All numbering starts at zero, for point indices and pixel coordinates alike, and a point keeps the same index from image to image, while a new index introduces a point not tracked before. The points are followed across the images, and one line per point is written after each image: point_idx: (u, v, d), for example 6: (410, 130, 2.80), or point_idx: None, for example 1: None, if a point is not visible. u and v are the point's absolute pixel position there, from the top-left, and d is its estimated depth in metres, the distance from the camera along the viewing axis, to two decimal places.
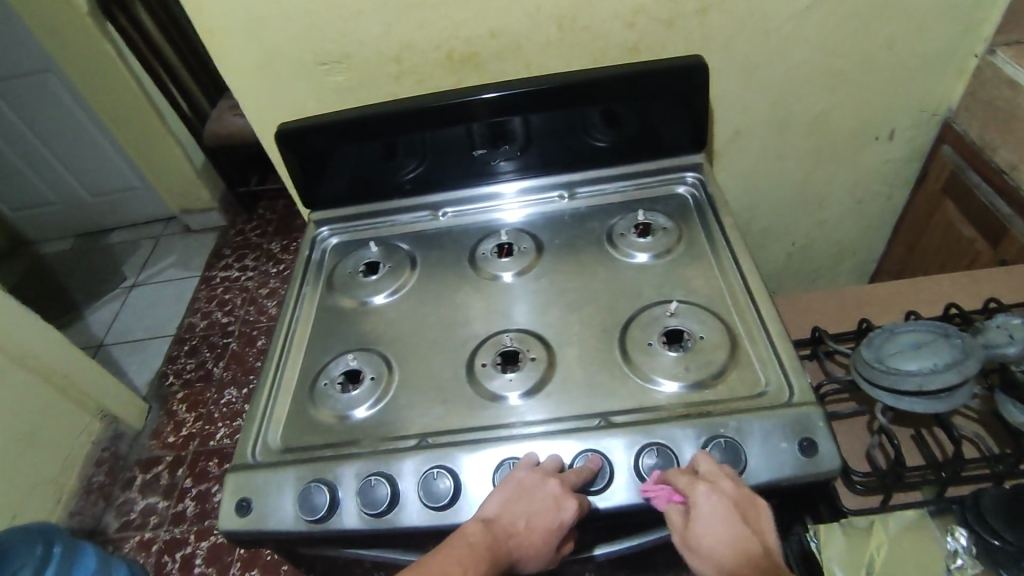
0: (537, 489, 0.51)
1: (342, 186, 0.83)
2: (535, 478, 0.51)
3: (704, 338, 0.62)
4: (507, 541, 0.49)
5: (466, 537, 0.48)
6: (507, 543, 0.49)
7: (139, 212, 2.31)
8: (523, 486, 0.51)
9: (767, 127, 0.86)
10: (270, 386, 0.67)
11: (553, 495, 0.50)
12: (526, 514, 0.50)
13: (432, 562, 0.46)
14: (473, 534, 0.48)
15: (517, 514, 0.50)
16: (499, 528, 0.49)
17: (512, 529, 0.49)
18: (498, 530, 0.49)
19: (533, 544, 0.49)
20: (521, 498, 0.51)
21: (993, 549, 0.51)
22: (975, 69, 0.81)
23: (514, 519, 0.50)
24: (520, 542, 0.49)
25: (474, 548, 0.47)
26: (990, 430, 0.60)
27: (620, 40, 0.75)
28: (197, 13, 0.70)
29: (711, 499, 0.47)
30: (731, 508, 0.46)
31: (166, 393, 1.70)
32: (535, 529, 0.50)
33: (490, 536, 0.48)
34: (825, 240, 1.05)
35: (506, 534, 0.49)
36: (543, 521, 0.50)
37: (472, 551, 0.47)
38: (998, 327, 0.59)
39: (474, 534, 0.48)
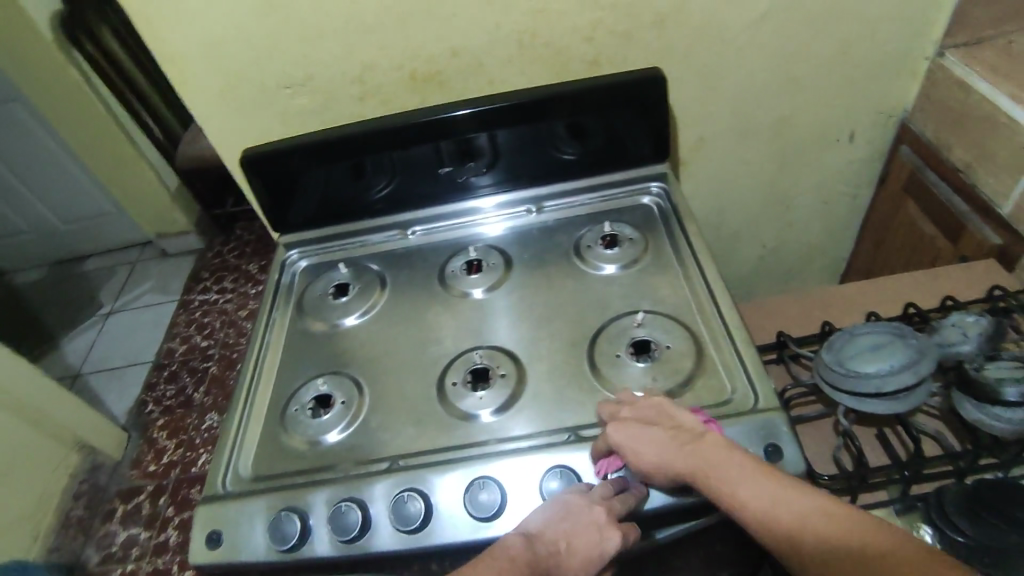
0: (582, 515, 0.48)
1: (311, 208, 0.83)
2: (581, 504, 0.49)
3: (670, 347, 0.63)
4: (547, 559, 0.45)
5: (507, 550, 0.44)
6: (548, 562, 0.45)
7: (114, 238, 2.29)
8: (568, 509, 0.49)
9: (730, 134, 0.88)
10: (240, 413, 0.66)
11: (596, 523, 0.47)
12: (567, 535, 0.47)
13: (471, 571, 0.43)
14: (513, 546, 0.45)
15: (557, 534, 0.47)
16: (539, 545, 0.46)
17: (551, 549, 0.46)
18: (538, 548, 0.46)
19: (573, 568, 0.46)
20: (563, 519, 0.48)
21: (958, 546, 0.52)
22: (927, 71, 0.83)
23: (554, 539, 0.47)
24: (560, 563, 0.45)
25: (513, 560, 0.44)
26: (951, 427, 0.61)
27: (580, 55, 0.76)
28: (155, 42, 0.70)
29: (628, 426, 0.51)
30: (651, 424, 0.50)
31: (146, 421, 1.68)
32: (576, 554, 0.46)
33: (530, 551, 0.45)
34: (793, 242, 1.07)
35: (547, 552, 0.46)
36: (584, 549, 0.46)
37: (513, 563, 0.43)
38: (954, 325, 0.62)
39: (515, 548, 0.45)
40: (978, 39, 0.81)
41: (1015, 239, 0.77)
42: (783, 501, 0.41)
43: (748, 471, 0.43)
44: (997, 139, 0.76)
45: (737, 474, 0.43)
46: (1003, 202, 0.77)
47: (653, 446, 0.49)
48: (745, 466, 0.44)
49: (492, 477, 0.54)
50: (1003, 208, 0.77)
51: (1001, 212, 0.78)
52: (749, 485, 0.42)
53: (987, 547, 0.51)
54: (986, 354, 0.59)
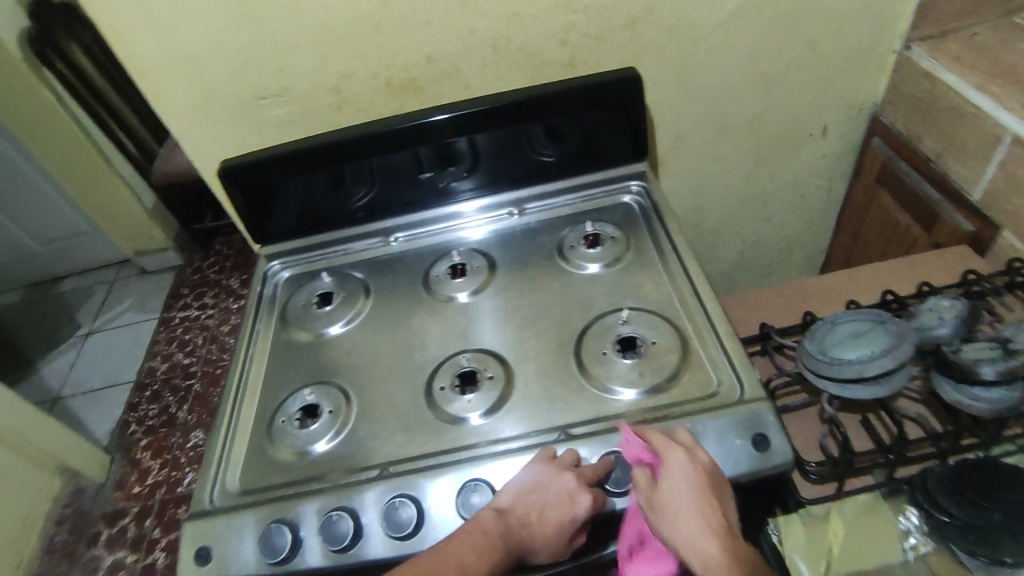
0: (552, 484, 0.51)
1: (291, 218, 0.82)
2: (549, 472, 0.52)
3: (656, 342, 0.63)
4: (520, 532, 0.49)
5: (480, 525, 0.49)
6: (521, 530, 0.50)
7: (90, 257, 2.25)
8: (538, 479, 0.52)
9: (706, 131, 0.89)
10: (226, 426, 0.65)
11: (566, 491, 0.50)
12: (538, 506, 0.50)
13: (448, 549, 0.48)
14: (486, 522, 0.49)
15: (530, 505, 0.51)
16: (511, 518, 0.50)
17: (524, 520, 0.50)
18: (510, 520, 0.50)
19: (545, 534, 0.50)
20: (535, 490, 0.51)
21: (943, 526, 0.53)
22: (895, 64, 0.85)
23: (527, 510, 0.51)
24: (533, 532, 0.50)
25: (486, 535, 0.48)
26: (932, 410, 0.62)
27: (556, 57, 0.76)
28: (127, 54, 0.69)
29: (680, 465, 0.49)
30: (704, 484, 0.48)
31: (129, 441, 1.64)
32: (548, 521, 0.50)
33: (503, 525, 0.49)
34: (772, 236, 1.08)
35: (519, 525, 0.50)
36: (554, 515, 0.50)
37: (486, 537, 0.48)
38: (931, 310, 0.64)
39: (488, 522, 0.49)
40: (942, 31, 0.83)
41: (985, 225, 0.79)
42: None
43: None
44: (965, 128, 0.77)
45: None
46: (973, 189, 0.79)
47: (684, 504, 0.47)
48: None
49: (483, 479, 0.54)
50: (973, 195, 0.79)
51: (971, 199, 0.80)
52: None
53: (971, 525, 0.52)
54: (961, 336, 0.60)
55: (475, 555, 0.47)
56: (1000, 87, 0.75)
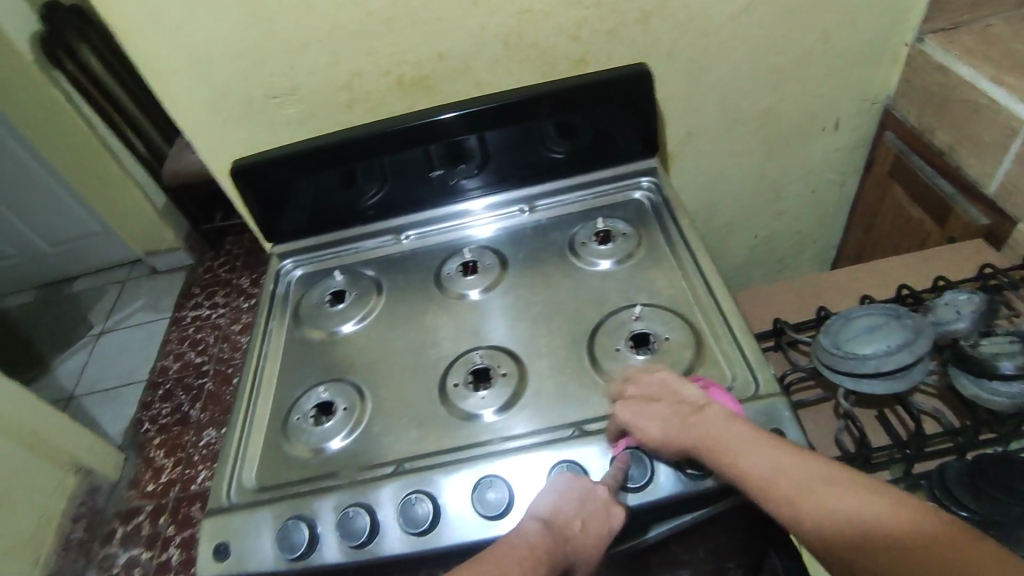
0: (589, 496, 0.50)
1: (302, 217, 0.83)
2: (586, 483, 0.50)
3: (670, 338, 0.63)
4: (565, 543, 0.46)
5: (525, 539, 0.45)
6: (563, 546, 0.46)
7: (102, 258, 2.27)
8: (574, 489, 0.50)
9: (717, 126, 0.88)
10: (241, 424, 0.66)
11: (603, 501, 0.49)
12: (581, 516, 0.48)
13: (489, 565, 0.43)
14: (533, 534, 0.46)
15: (571, 515, 0.48)
16: (554, 529, 0.47)
17: (566, 533, 0.47)
18: (553, 533, 0.46)
19: (588, 547, 0.47)
20: (573, 500, 0.49)
21: (961, 520, 0.52)
22: (907, 57, 0.84)
23: (568, 522, 0.48)
24: (576, 544, 0.47)
25: (531, 549, 0.45)
26: (950, 405, 0.62)
27: (566, 53, 0.76)
28: (140, 55, 0.70)
29: (639, 399, 0.53)
30: (657, 399, 0.53)
31: (143, 440, 1.66)
32: (590, 535, 0.47)
33: (549, 537, 0.46)
34: (784, 231, 1.08)
35: (563, 536, 0.47)
36: (594, 528, 0.48)
37: (533, 552, 0.44)
38: (948, 304, 0.63)
39: (532, 535, 0.46)
40: (955, 23, 0.82)
41: (1001, 218, 0.78)
42: (781, 469, 0.43)
43: (747, 437, 0.45)
44: (979, 120, 0.77)
45: (743, 449, 0.45)
46: (989, 182, 0.78)
47: (668, 424, 0.50)
48: (755, 442, 0.45)
49: (499, 475, 0.54)
50: (988, 188, 0.79)
51: (987, 192, 0.79)
52: (754, 461, 0.44)
53: (990, 519, 0.51)
54: (979, 330, 0.60)
55: (522, 572, 0.43)
56: (1016, 79, 0.74)
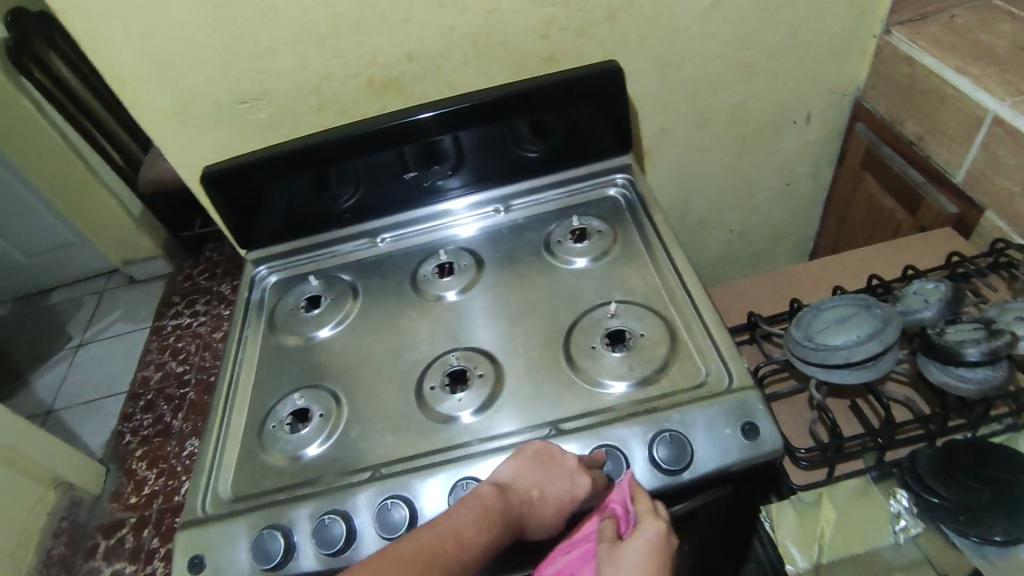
0: (555, 461, 0.51)
1: (277, 222, 0.82)
2: (554, 450, 0.52)
3: (645, 335, 0.63)
4: (520, 505, 0.47)
5: (480, 500, 0.45)
6: (521, 506, 0.47)
7: (79, 268, 2.23)
8: (541, 454, 0.51)
9: (690, 121, 0.89)
10: (216, 434, 0.65)
11: (568, 469, 0.51)
12: (540, 481, 0.49)
13: (441, 523, 0.42)
14: (487, 496, 0.46)
15: (530, 481, 0.49)
16: (512, 493, 0.48)
17: (526, 496, 0.48)
18: (512, 495, 0.47)
19: (545, 512, 0.49)
20: (538, 466, 0.51)
21: (934, 506, 0.53)
22: (876, 49, 0.85)
23: (528, 486, 0.49)
24: (533, 508, 0.48)
25: (492, 506, 0.45)
26: (920, 392, 0.62)
27: (537, 51, 0.76)
28: (103, 62, 0.69)
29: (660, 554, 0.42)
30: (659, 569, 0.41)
31: (124, 452, 1.64)
32: (547, 501, 0.49)
33: (504, 499, 0.46)
34: (760, 224, 1.08)
35: (519, 499, 0.47)
36: (556, 492, 0.49)
37: (493, 509, 0.45)
38: (916, 293, 0.64)
39: (491, 493, 0.46)
40: (921, 14, 0.83)
41: (969, 207, 0.79)
42: None
43: None
44: (946, 110, 0.78)
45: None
46: (956, 171, 0.79)
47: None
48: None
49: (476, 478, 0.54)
50: (955, 177, 0.80)
51: (955, 181, 0.80)
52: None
53: (960, 506, 0.53)
54: (946, 318, 0.61)
55: (481, 529, 0.43)
56: (980, 68, 0.75)
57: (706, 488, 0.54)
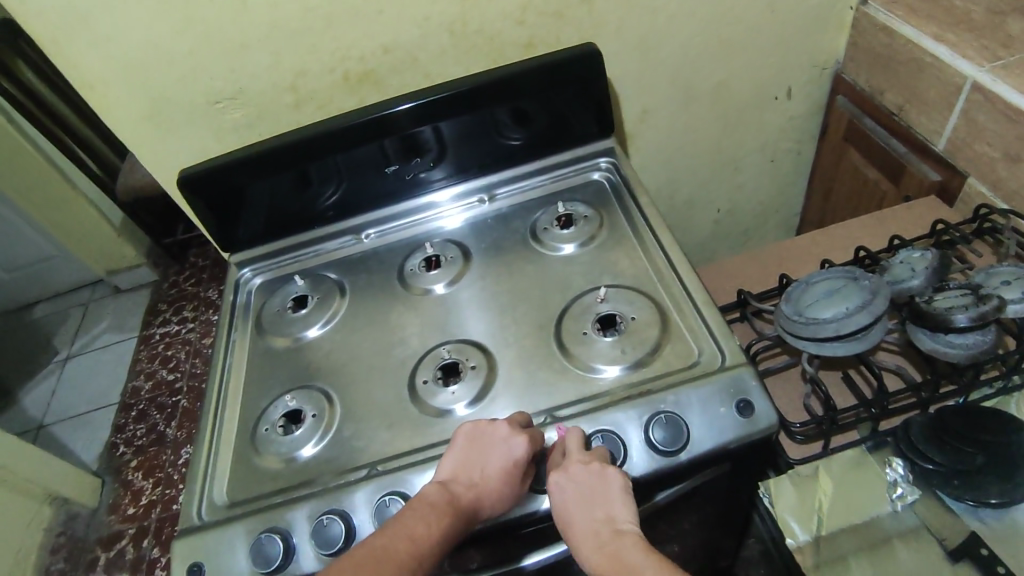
0: (487, 436, 0.53)
1: (259, 223, 0.81)
2: (483, 426, 0.54)
3: (636, 318, 0.63)
4: (468, 493, 0.50)
5: (427, 497, 0.49)
6: (467, 494, 0.50)
7: (62, 281, 2.20)
8: (473, 436, 0.53)
9: (672, 101, 0.88)
10: (208, 440, 0.64)
11: (502, 437, 0.52)
12: (480, 463, 0.51)
13: (398, 525, 0.47)
14: (432, 494, 0.49)
15: (471, 468, 0.51)
16: (456, 485, 0.50)
17: (470, 483, 0.50)
18: (456, 487, 0.50)
19: (495, 486, 0.50)
20: (474, 448, 0.53)
21: (929, 473, 0.54)
22: (853, 21, 0.85)
23: (470, 473, 0.51)
24: (483, 491, 0.50)
25: (433, 506, 0.48)
26: (911, 360, 0.63)
27: (513, 37, 0.75)
28: (69, 67, 0.67)
29: (573, 487, 0.49)
30: (588, 505, 0.47)
31: (119, 463, 1.62)
32: (493, 480, 0.50)
33: (448, 492, 0.49)
34: (746, 201, 1.08)
35: (465, 488, 0.50)
36: (496, 465, 0.51)
37: (434, 508, 0.48)
38: (903, 263, 0.64)
39: (434, 494, 0.49)
40: None
41: (952, 174, 0.79)
42: None
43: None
44: (925, 80, 0.78)
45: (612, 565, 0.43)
46: (938, 140, 0.79)
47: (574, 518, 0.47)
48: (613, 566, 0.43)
49: None
50: (936, 145, 0.80)
51: (936, 149, 0.80)
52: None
53: (954, 470, 0.53)
54: (934, 285, 0.61)
55: (427, 525, 0.47)
56: (957, 36, 0.75)
57: (705, 467, 0.54)
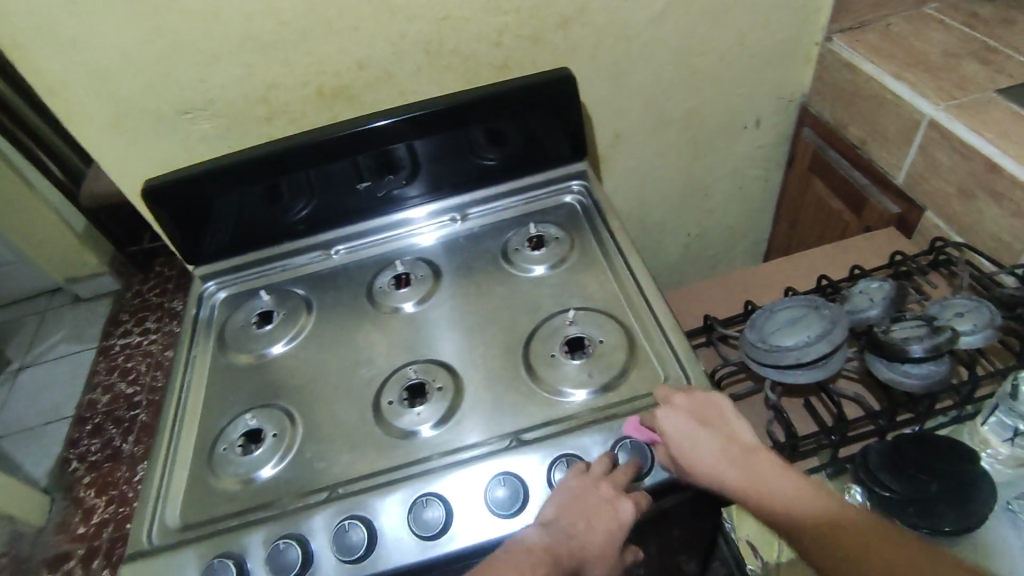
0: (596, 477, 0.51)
1: (226, 236, 0.79)
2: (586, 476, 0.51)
3: (603, 341, 0.63)
4: (569, 542, 0.47)
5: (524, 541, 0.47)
6: (572, 543, 0.47)
7: (17, 288, 2.11)
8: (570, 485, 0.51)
9: (644, 127, 0.90)
10: (163, 459, 0.62)
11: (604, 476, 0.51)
12: (586, 516, 0.48)
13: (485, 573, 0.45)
14: (530, 538, 0.47)
15: (576, 516, 0.49)
16: (555, 531, 0.48)
17: (571, 531, 0.48)
18: (554, 533, 0.48)
19: (595, 544, 0.48)
20: (575, 501, 0.49)
21: (885, 499, 0.54)
22: (818, 56, 0.88)
23: (573, 521, 0.48)
24: (585, 543, 0.48)
25: (530, 551, 0.46)
26: (870, 388, 0.65)
27: (490, 59, 0.76)
28: (31, 71, 0.65)
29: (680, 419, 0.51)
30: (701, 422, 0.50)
31: (71, 480, 1.55)
32: (596, 530, 0.48)
33: (548, 538, 0.47)
34: (715, 227, 1.11)
35: (567, 535, 0.48)
36: (606, 520, 0.49)
37: (533, 556, 0.45)
38: (862, 293, 0.67)
39: (533, 539, 0.47)
40: (859, 23, 0.86)
41: (911, 207, 0.81)
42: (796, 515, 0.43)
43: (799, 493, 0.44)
44: (885, 115, 0.81)
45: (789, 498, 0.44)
46: (896, 173, 0.82)
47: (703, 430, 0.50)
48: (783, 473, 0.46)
49: (436, 494, 0.53)
50: (896, 178, 0.83)
51: (896, 183, 0.83)
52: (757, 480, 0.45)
53: (909, 497, 0.54)
54: (890, 315, 0.63)
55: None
56: (915, 75, 0.78)
57: (670, 493, 0.54)
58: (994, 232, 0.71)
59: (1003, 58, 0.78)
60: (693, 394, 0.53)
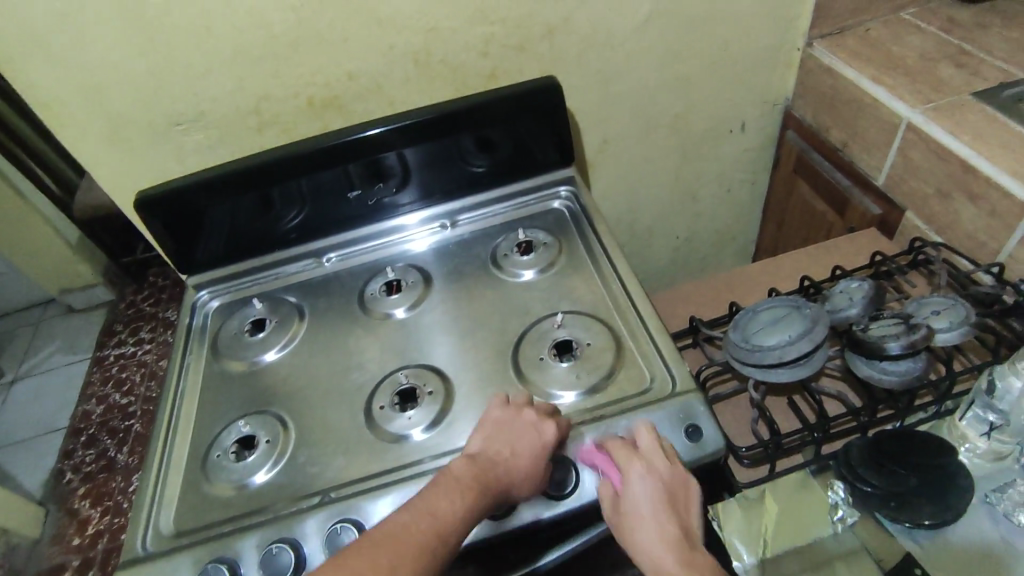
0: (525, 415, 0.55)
1: (219, 245, 0.80)
2: (511, 413, 0.55)
3: (591, 343, 0.64)
4: (495, 467, 0.51)
5: (452, 471, 0.50)
6: (497, 471, 0.51)
7: (10, 300, 2.11)
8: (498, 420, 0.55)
9: (631, 133, 0.91)
10: (157, 466, 0.63)
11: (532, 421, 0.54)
12: (510, 443, 0.52)
13: (419, 501, 0.47)
14: (459, 469, 0.50)
15: (501, 444, 0.52)
16: (481, 461, 0.51)
17: (496, 458, 0.51)
18: (479, 462, 0.51)
19: (520, 468, 0.51)
20: (500, 431, 0.53)
21: (867, 495, 0.56)
22: (800, 62, 0.90)
23: (499, 450, 0.52)
24: (509, 468, 0.51)
25: (457, 479, 0.49)
26: (852, 386, 0.66)
27: (477, 69, 0.77)
28: (24, 86, 0.66)
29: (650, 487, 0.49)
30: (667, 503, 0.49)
31: (65, 492, 1.55)
32: (521, 456, 0.52)
33: (474, 467, 0.50)
34: (703, 230, 1.12)
35: (493, 462, 0.51)
36: (527, 444, 0.52)
37: (458, 483, 0.48)
38: (842, 292, 0.68)
39: (461, 468, 0.50)
40: (839, 29, 0.88)
41: (891, 208, 0.83)
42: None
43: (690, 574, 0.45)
44: (865, 118, 0.82)
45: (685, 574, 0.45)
46: (878, 175, 0.84)
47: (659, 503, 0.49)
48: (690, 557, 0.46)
49: None
50: (877, 180, 0.84)
51: (877, 184, 0.85)
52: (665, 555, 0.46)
53: (891, 492, 0.56)
54: (870, 314, 0.64)
55: (448, 500, 0.47)
56: (894, 79, 0.80)
57: None
58: (972, 232, 0.73)
59: (979, 62, 0.80)
60: (676, 465, 0.51)
